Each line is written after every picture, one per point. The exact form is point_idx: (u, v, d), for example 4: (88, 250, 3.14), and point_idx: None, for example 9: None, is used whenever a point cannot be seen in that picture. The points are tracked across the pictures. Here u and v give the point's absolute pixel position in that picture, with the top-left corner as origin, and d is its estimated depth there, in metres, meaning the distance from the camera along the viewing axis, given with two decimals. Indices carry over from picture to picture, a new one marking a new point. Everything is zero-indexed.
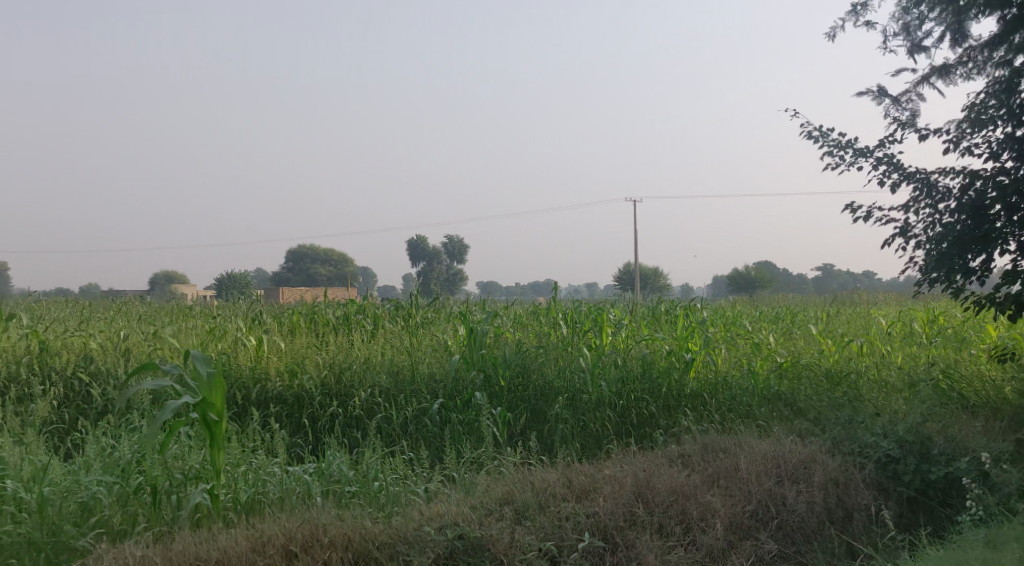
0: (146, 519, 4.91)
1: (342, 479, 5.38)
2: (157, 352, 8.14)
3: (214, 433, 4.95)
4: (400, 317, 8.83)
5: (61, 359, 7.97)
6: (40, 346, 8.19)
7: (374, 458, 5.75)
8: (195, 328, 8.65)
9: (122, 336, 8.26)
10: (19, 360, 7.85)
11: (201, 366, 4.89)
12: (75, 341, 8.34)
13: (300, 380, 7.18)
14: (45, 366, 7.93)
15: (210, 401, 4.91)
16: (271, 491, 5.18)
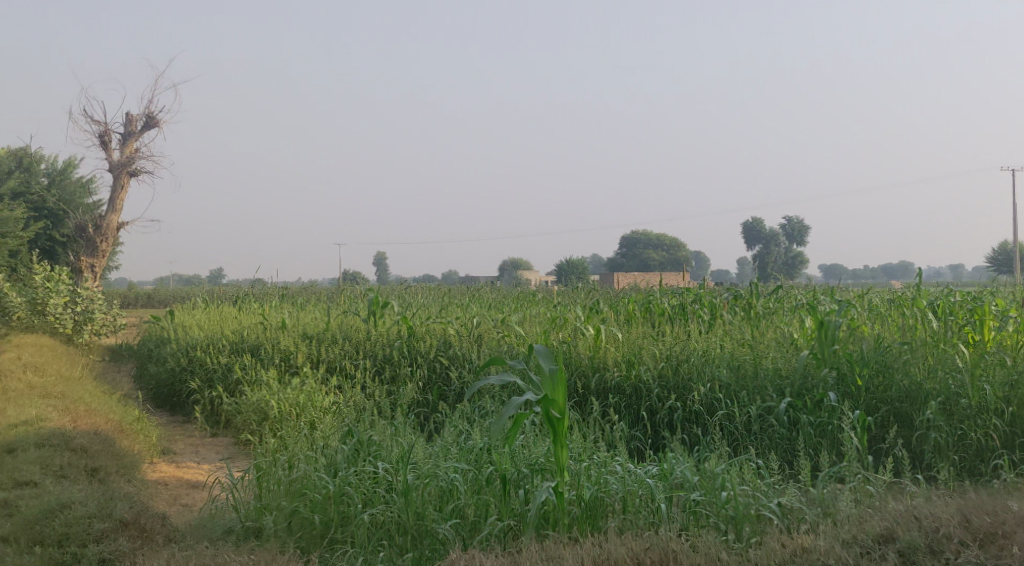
0: (495, 511, 5.08)
1: (686, 486, 5.21)
2: (504, 338, 8.52)
3: (557, 429, 4.95)
4: (740, 307, 8.48)
5: (424, 342, 8.65)
6: (408, 332, 8.97)
7: (721, 463, 5.49)
8: (539, 315, 8.95)
9: (475, 322, 8.75)
10: (391, 345, 8.66)
11: (543, 361, 4.93)
12: (436, 328, 9.02)
13: (637, 372, 7.12)
14: (412, 351, 8.67)
15: (552, 397, 4.90)
16: (614, 491, 5.15)
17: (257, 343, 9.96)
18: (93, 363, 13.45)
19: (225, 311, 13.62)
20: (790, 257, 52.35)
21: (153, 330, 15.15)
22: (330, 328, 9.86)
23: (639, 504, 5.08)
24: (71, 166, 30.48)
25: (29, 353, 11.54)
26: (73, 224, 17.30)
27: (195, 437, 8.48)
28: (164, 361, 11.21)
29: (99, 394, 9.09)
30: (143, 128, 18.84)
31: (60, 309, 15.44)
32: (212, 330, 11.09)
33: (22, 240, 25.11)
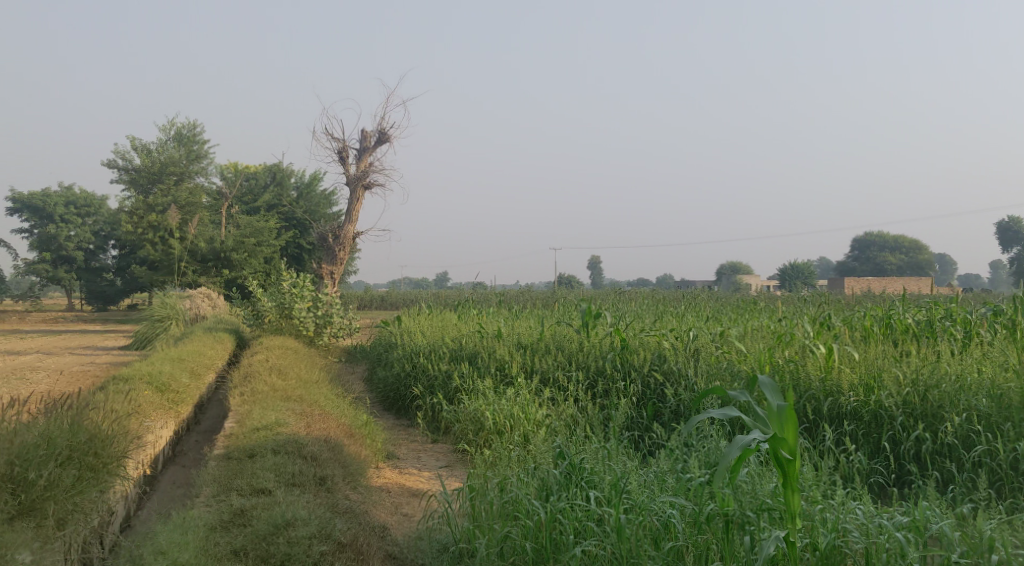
0: (720, 553, 4.82)
1: (949, 548, 4.68)
2: (723, 353, 8.09)
3: (788, 470, 4.56)
4: (1002, 325, 7.58)
5: (638, 356, 8.42)
6: (622, 344, 8.77)
7: (987, 520, 4.90)
8: (763, 330, 8.46)
9: (692, 336, 8.40)
10: (605, 358, 8.50)
11: (770, 396, 4.51)
12: (651, 339, 8.75)
13: (878, 397, 6.54)
14: (626, 364, 8.47)
15: (782, 436, 4.49)
16: (856, 539, 4.74)
17: (475, 352, 10.13)
18: (331, 365, 14.31)
19: (450, 318, 14.03)
20: None
21: (385, 335, 15.92)
22: (545, 338, 9.84)
23: (885, 557, 4.62)
24: (315, 179, 32.89)
25: (275, 355, 12.42)
26: (316, 234, 18.54)
27: (417, 442, 8.70)
28: (393, 366, 11.69)
29: (331, 396, 9.58)
30: (377, 143, 19.91)
31: (304, 313, 16.59)
32: (434, 336, 11.42)
33: (274, 248, 27.35)
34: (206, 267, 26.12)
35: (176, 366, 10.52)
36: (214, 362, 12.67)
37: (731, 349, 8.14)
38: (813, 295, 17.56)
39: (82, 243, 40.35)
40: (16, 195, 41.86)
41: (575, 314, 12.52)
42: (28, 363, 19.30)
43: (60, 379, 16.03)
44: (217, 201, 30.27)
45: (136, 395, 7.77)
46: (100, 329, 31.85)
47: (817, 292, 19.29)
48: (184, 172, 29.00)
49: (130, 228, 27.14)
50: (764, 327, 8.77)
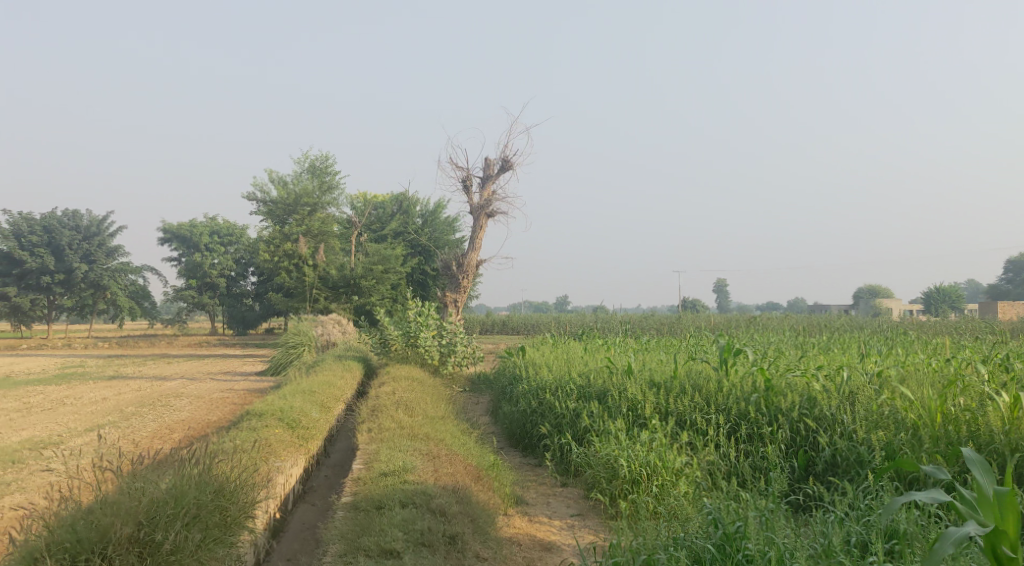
0: None
1: None
2: (884, 399, 7.41)
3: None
4: None
5: (785, 399, 7.87)
6: (765, 384, 8.25)
7: None
8: (928, 371, 7.73)
9: (846, 378, 7.78)
10: (747, 400, 7.99)
11: (983, 482, 4.89)
12: (798, 380, 8.19)
13: None
14: (771, 408, 7.98)
15: (1001, 530, 4.78)
16: None
17: (604, 389, 9.73)
18: (456, 396, 14.19)
19: (576, 349, 13.64)
20: None
21: (509, 364, 15.64)
22: (679, 376, 9.36)
23: None
24: (440, 207, 33.28)
25: (402, 387, 12.34)
26: (440, 262, 18.55)
27: (546, 485, 8.35)
28: (517, 401, 11.41)
29: (456, 433, 9.35)
30: (500, 171, 19.85)
31: (428, 342, 16.54)
32: (560, 370, 11.05)
33: (401, 275, 27.73)
34: (336, 294, 26.65)
35: (305, 399, 10.54)
36: (343, 392, 12.71)
37: (893, 393, 7.49)
38: (963, 326, 16.28)
39: (224, 270, 42.24)
40: (166, 226, 44.24)
41: (706, 347, 11.91)
42: (172, 389, 20.12)
43: (200, 405, 16.58)
44: (347, 230, 31.03)
45: (266, 436, 7.73)
46: (239, 353, 33.12)
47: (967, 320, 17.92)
48: (317, 204, 29.70)
49: (267, 257, 28.12)
50: (924, 365, 8.08)
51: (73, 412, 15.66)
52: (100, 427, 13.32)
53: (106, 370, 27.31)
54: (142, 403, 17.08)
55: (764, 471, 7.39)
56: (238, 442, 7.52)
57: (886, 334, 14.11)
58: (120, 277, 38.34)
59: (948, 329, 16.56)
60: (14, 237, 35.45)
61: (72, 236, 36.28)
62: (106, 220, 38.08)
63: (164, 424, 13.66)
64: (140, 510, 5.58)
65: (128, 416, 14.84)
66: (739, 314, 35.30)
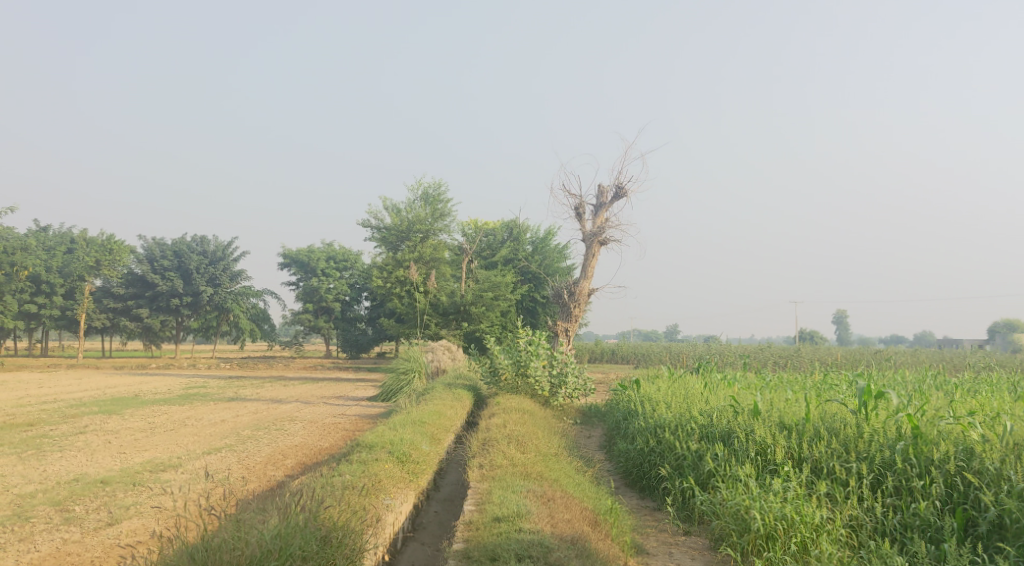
0: None
1: None
2: None
3: None
4: None
5: (940, 450, 7.30)
6: (914, 433, 7.67)
7: None
8: None
9: (1010, 429, 7.20)
10: (894, 450, 7.44)
11: None
12: (950, 430, 7.59)
13: None
14: (922, 459, 7.39)
15: None
16: None
17: (729, 430, 9.16)
18: (568, 429, 13.77)
19: (695, 384, 12.97)
20: None
21: (622, 398, 15.02)
22: (812, 418, 8.74)
23: None
24: (550, 234, 33.01)
25: (513, 419, 11.93)
26: (551, 291, 18.19)
27: (667, 533, 7.85)
28: (632, 438, 10.87)
29: (571, 472, 8.92)
30: (613, 198, 19.41)
31: (538, 373, 16.17)
32: (679, 407, 10.47)
33: (510, 302, 27.54)
34: (447, 320, 26.62)
35: (415, 430, 10.27)
36: (453, 423, 12.40)
37: None
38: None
39: (340, 295, 43.07)
40: (286, 251, 45.48)
41: (839, 387, 11.09)
42: (287, 412, 20.38)
43: (314, 430, 16.66)
44: (458, 257, 31.07)
45: (375, 471, 7.50)
46: (353, 377, 33.52)
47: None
48: (428, 230, 30.06)
49: (380, 283, 28.40)
50: None
51: (193, 434, 15.98)
52: (218, 451, 13.48)
53: (226, 391, 28.04)
54: (258, 427, 17.29)
55: (916, 530, 6.84)
56: (347, 480, 7.30)
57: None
58: (243, 300, 39.57)
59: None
60: (147, 261, 37.10)
61: (200, 260, 37.61)
62: (231, 245, 39.31)
63: (277, 449, 13.72)
64: (242, 560, 5.79)
65: (244, 440, 15.01)
66: (860, 350, 33.53)
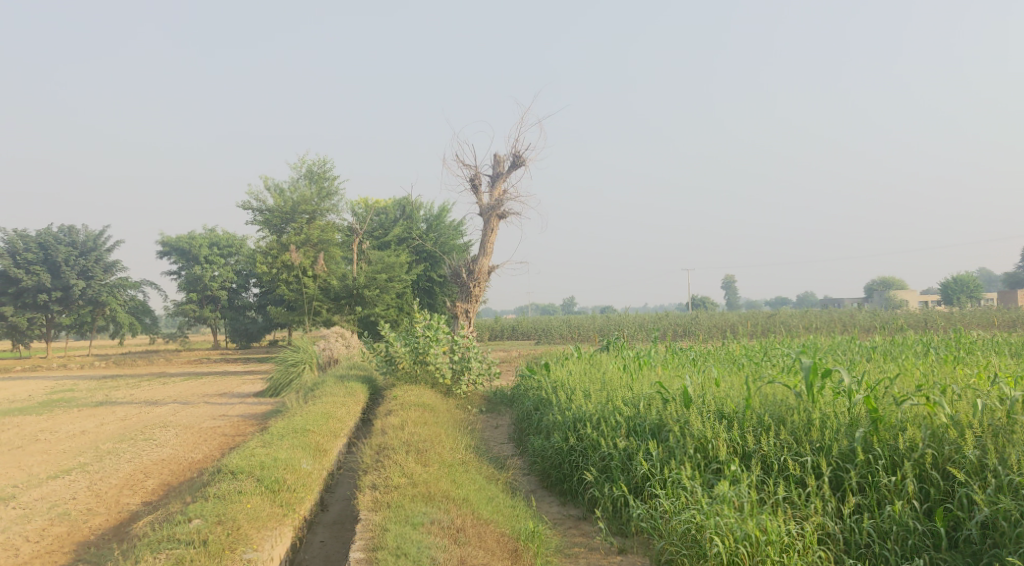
0: None
1: None
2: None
3: None
4: None
5: (904, 436, 6.45)
6: (870, 417, 6.73)
7: None
8: None
9: (981, 408, 6.39)
10: (856, 441, 6.48)
11: None
12: (912, 411, 6.69)
13: None
14: (886, 448, 6.49)
15: None
16: None
17: (659, 422, 8.03)
18: (473, 422, 12.39)
19: (612, 365, 11.77)
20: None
21: (531, 384, 13.72)
22: (753, 403, 7.69)
23: None
24: (445, 211, 31.50)
25: (413, 418, 10.43)
26: (448, 270, 16.75)
27: (599, 553, 6.67)
28: (547, 433, 9.59)
29: (483, 484, 7.60)
30: (511, 168, 18.09)
31: (439, 359, 14.70)
32: (599, 397, 9.22)
33: (405, 283, 25.96)
34: (340, 305, 24.70)
35: (293, 443, 8.65)
36: (345, 425, 10.80)
37: None
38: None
39: (225, 283, 40.50)
40: (164, 238, 42.28)
41: (773, 364, 10.08)
42: (160, 417, 18.35)
43: (187, 437, 14.83)
44: (350, 238, 29.25)
45: (233, 515, 6.15)
46: (240, 370, 31.25)
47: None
48: (314, 210, 28.18)
49: (265, 269, 26.38)
50: None
51: (44, 451, 13.94)
52: (68, 473, 11.60)
53: (97, 394, 25.51)
54: (123, 437, 15.31)
55: None
56: (194, 538, 5.89)
57: (956, 352, 12.30)
58: (119, 292, 36.65)
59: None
60: (9, 255, 33.55)
61: (67, 251, 34.53)
62: (102, 234, 36.24)
63: (140, 466, 11.92)
64: None
65: (103, 456, 13.09)
66: (760, 318, 33.36)
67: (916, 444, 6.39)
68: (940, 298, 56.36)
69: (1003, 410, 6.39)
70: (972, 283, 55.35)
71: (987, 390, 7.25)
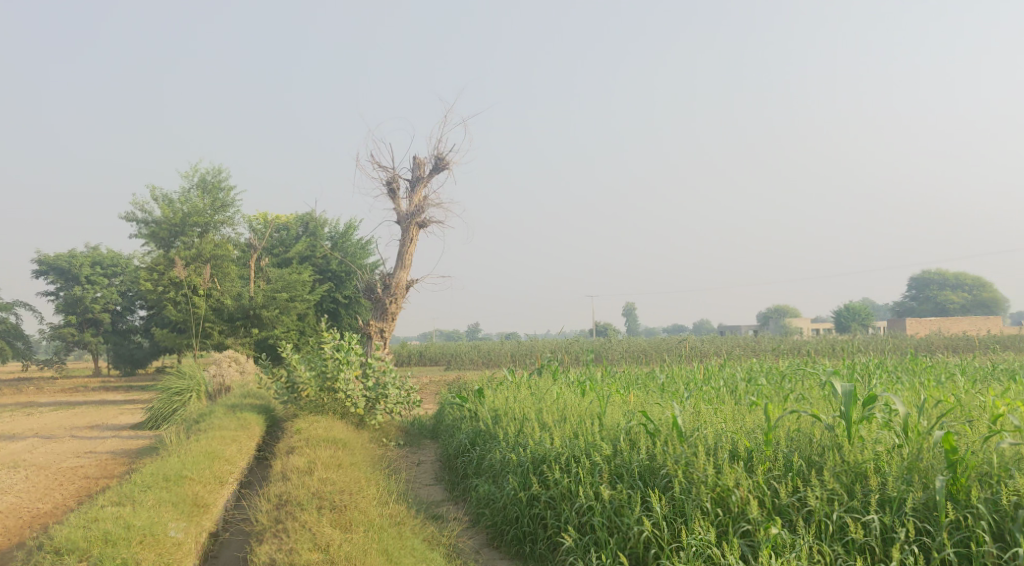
0: None
1: None
2: None
3: None
4: None
5: (993, 491, 5.42)
6: (947, 462, 5.54)
7: None
8: None
9: None
10: (940, 496, 5.31)
11: None
12: (1002, 452, 5.66)
13: None
14: (967, 503, 5.44)
15: None
16: None
17: (651, 464, 6.28)
18: (392, 458, 10.25)
19: (564, 390, 9.78)
20: None
21: (459, 414, 11.65)
22: (774, 437, 6.18)
23: None
24: (352, 227, 29.23)
25: (323, 459, 8.28)
26: (361, 284, 14.61)
27: None
28: (493, 476, 7.62)
29: (427, 555, 5.63)
30: (432, 172, 16.17)
31: (350, 386, 12.51)
32: (561, 429, 7.32)
33: (308, 303, 23.61)
34: (234, 327, 22.26)
35: (159, 498, 6.40)
36: (234, 468, 8.50)
37: None
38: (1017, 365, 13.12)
39: (108, 304, 37.04)
40: (40, 256, 38.36)
41: (762, 395, 8.39)
42: (14, 455, 15.50)
43: (40, 481, 12.20)
44: (248, 253, 26.56)
45: None
46: (120, 400, 27.96)
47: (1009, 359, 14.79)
48: (208, 223, 25.59)
49: (149, 286, 23.50)
50: None
51: None
52: None
53: None
54: None
55: None
56: None
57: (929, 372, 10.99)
58: None
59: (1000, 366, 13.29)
60: None
61: None
62: None
63: None
64: None
65: None
66: (677, 343, 32.12)
67: (1013, 499, 5.33)
68: (832, 325, 56.64)
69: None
70: (864, 312, 56.21)
71: None
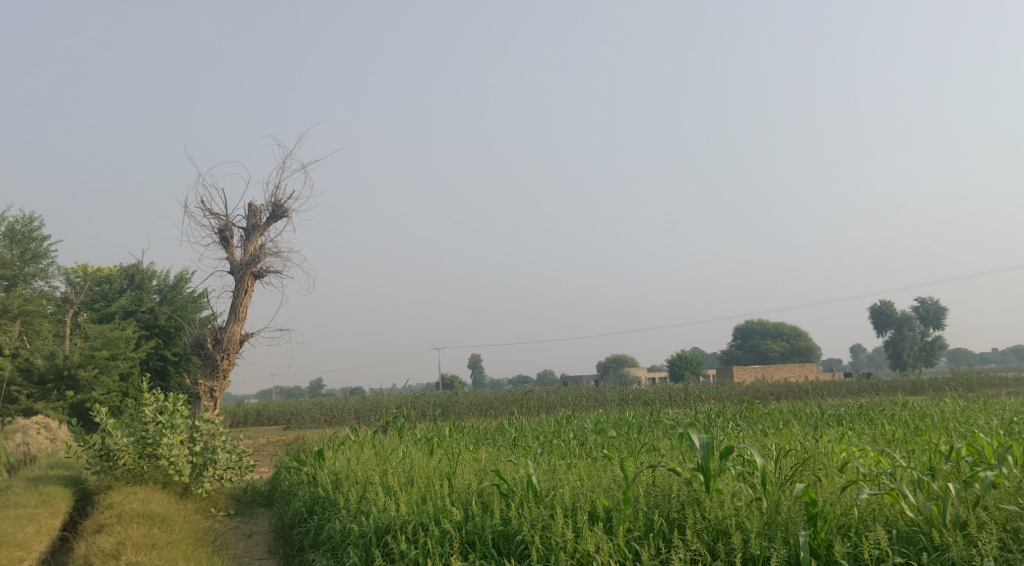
0: None
1: None
2: (990, 541, 5.04)
3: None
4: None
5: (853, 544, 5.25)
6: (808, 515, 5.35)
7: None
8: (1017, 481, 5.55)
9: (927, 504, 5.32)
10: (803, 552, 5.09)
11: None
12: (858, 503, 5.53)
13: None
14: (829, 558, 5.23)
15: None
16: None
17: (506, 529, 5.81)
18: (219, 531, 9.30)
19: (410, 449, 9.16)
20: (926, 345, 54.20)
21: (296, 478, 10.80)
22: (633, 495, 5.84)
23: None
24: (183, 280, 27.53)
25: (135, 539, 7.29)
26: (189, 339, 13.50)
27: None
28: (332, 548, 6.91)
29: None
30: (269, 219, 15.30)
31: (174, 453, 11.39)
32: (408, 493, 6.75)
33: (132, 362, 21.84)
34: (45, 390, 20.21)
35: None
36: (25, 555, 7.37)
37: (1001, 515, 5.29)
38: (842, 409, 13.56)
39: None
40: None
41: (615, 448, 8.12)
42: None
43: None
44: (64, 308, 24.38)
45: None
46: None
47: (835, 404, 15.33)
48: (17, 276, 23.34)
49: None
50: (958, 472, 6.15)
51: None
52: None
53: None
54: None
55: None
56: None
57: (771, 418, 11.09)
58: None
59: (828, 410, 13.70)
60: None
61: None
62: None
63: None
64: None
65: None
66: (521, 395, 31.88)
67: (873, 552, 5.17)
68: (667, 372, 58.30)
69: (968, 499, 5.49)
70: (694, 358, 58.11)
71: (893, 466, 6.28)
